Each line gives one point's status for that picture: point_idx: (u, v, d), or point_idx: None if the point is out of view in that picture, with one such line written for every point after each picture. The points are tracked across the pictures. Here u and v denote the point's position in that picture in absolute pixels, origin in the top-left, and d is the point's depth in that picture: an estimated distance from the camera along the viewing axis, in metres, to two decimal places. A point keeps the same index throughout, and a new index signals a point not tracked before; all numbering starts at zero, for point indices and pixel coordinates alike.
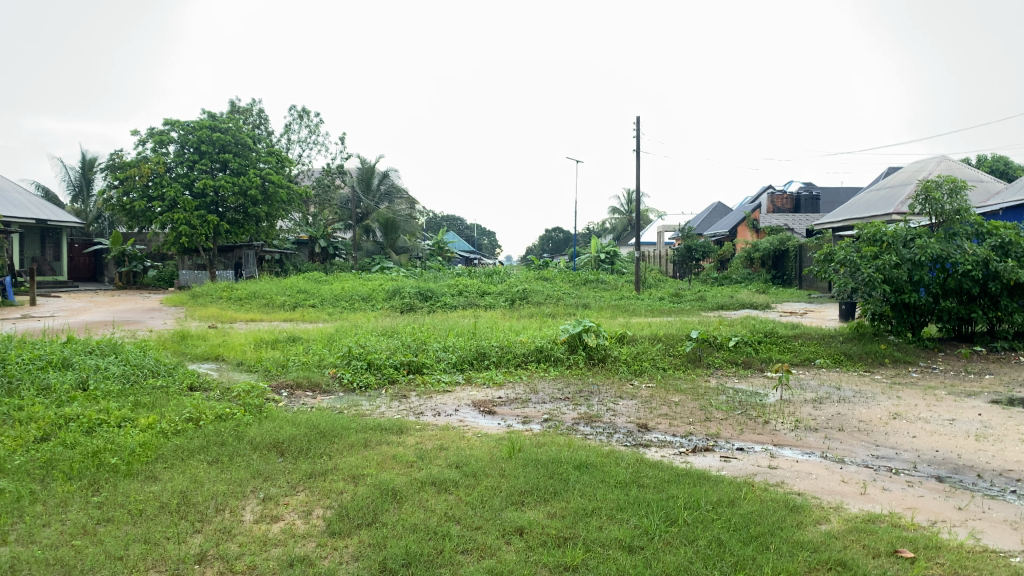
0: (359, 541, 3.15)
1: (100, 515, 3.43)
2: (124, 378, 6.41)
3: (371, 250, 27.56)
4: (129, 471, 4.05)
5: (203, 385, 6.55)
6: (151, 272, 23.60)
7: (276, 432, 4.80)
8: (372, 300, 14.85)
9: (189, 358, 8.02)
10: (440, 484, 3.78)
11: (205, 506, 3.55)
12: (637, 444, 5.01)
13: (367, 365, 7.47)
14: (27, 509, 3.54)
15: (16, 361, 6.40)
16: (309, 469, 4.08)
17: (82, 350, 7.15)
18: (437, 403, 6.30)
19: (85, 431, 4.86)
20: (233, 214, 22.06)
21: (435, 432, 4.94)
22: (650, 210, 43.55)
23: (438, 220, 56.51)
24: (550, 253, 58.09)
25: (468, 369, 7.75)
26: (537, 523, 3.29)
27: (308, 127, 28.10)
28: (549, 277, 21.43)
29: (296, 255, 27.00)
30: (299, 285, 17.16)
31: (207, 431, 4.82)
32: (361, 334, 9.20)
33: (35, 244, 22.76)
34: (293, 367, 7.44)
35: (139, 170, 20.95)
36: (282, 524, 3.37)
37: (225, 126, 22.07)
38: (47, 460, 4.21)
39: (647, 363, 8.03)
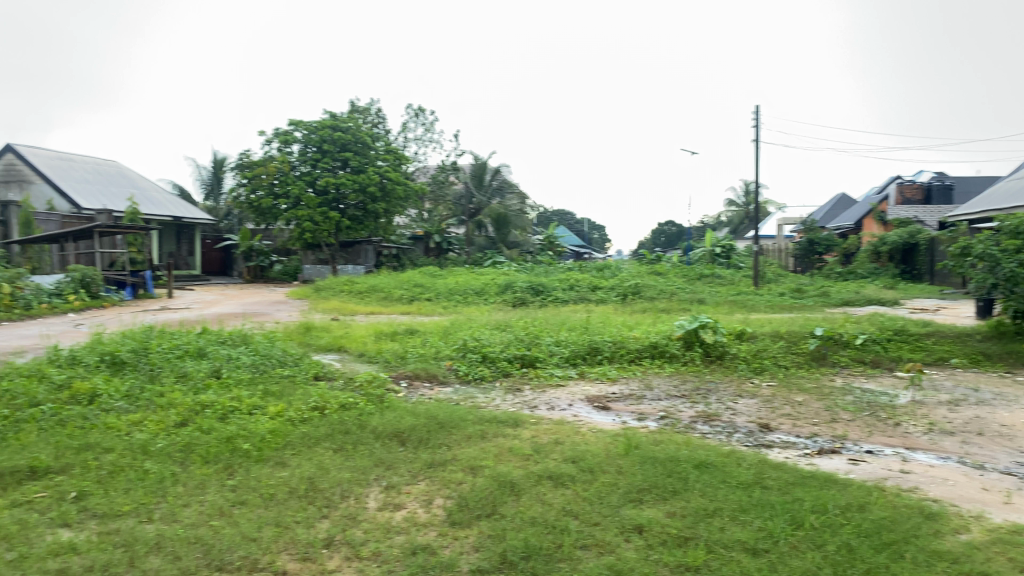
0: (478, 532, 3.19)
1: (235, 498, 3.60)
2: (253, 367, 6.74)
3: (484, 244, 27.96)
4: (259, 456, 4.25)
5: (328, 375, 6.79)
6: (276, 267, 24.74)
7: (397, 422, 4.92)
8: (485, 294, 15.01)
9: (313, 349, 8.35)
10: (557, 479, 3.78)
11: (332, 492, 3.68)
12: (758, 444, 4.87)
13: (482, 358, 7.58)
14: (169, 489, 3.77)
15: (158, 350, 6.83)
16: (429, 459, 4.16)
17: (215, 340, 7.55)
18: (551, 397, 6.32)
19: (219, 417, 5.12)
20: (353, 211, 22.76)
21: (550, 427, 4.93)
22: (769, 203, 42.21)
23: (550, 214, 56.57)
24: (662, 247, 57.28)
25: (581, 364, 7.72)
26: (657, 522, 3.24)
27: (423, 125, 28.61)
28: (663, 271, 21.13)
29: (413, 250, 27.61)
30: (416, 280, 17.50)
31: (331, 420, 5.01)
32: (476, 327, 9.32)
33: (172, 240, 24.22)
34: (411, 359, 7.60)
35: (266, 170, 22.00)
36: (404, 512, 3.46)
37: (346, 126, 22.78)
38: (186, 445, 4.46)
39: (768, 361, 7.78)
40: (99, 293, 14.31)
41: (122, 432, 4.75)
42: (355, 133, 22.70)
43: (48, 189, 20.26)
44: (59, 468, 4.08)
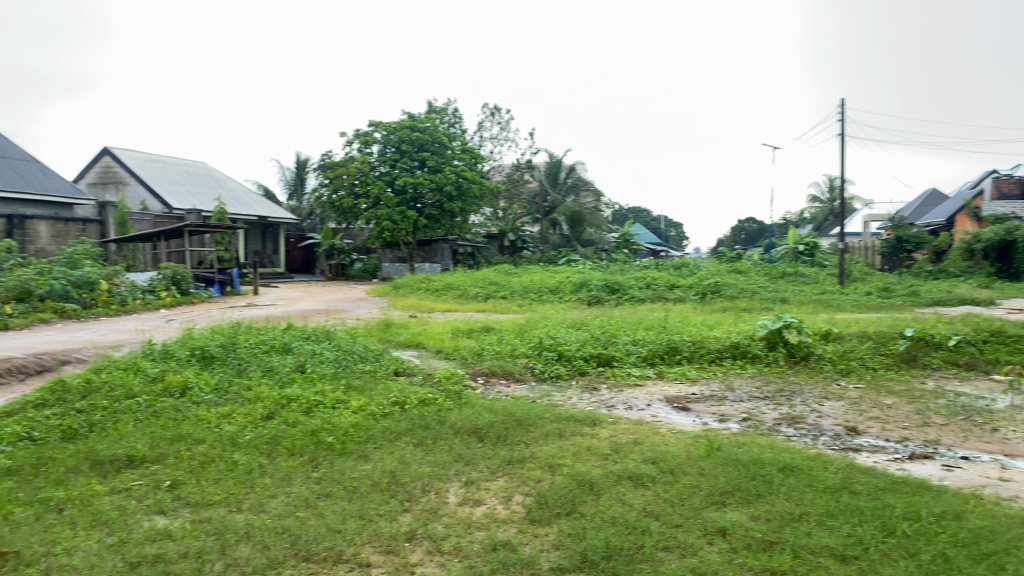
0: (558, 530, 3.18)
1: (321, 490, 3.69)
2: (336, 362, 6.88)
3: (558, 242, 27.91)
4: (343, 450, 4.34)
5: (407, 370, 6.89)
6: (356, 265, 25.32)
7: (475, 418, 4.96)
8: (560, 292, 14.99)
9: (393, 345, 8.49)
10: (637, 479, 3.73)
11: (413, 486, 3.73)
12: (845, 447, 4.73)
13: (558, 356, 7.58)
14: (257, 480, 3.88)
15: (245, 346, 7.04)
16: (507, 456, 4.18)
17: (299, 336, 7.75)
18: (629, 397, 6.27)
19: (304, 410, 5.26)
20: (431, 210, 23.02)
21: (628, 426, 4.89)
22: (854, 199, 40.92)
23: (626, 211, 55.97)
24: (742, 244, 56.08)
25: (659, 363, 7.63)
26: (741, 525, 3.17)
27: (499, 124, 28.71)
28: (743, 269, 20.69)
29: (487, 248, 27.89)
30: (492, 278, 17.54)
31: (412, 415, 5.07)
32: (552, 325, 9.30)
33: (257, 238, 24.96)
34: (488, 356, 7.63)
35: (347, 170, 22.59)
36: (483, 508, 3.47)
37: (424, 126, 23.02)
38: (273, 437, 4.59)
39: (855, 362, 7.55)
40: (190, 290, 14.86)
41: (212, 424, 4.92)
42: (432, 133, 22.92)
43: (142, 190, 21.14)
44: (154, 458, 4.25)
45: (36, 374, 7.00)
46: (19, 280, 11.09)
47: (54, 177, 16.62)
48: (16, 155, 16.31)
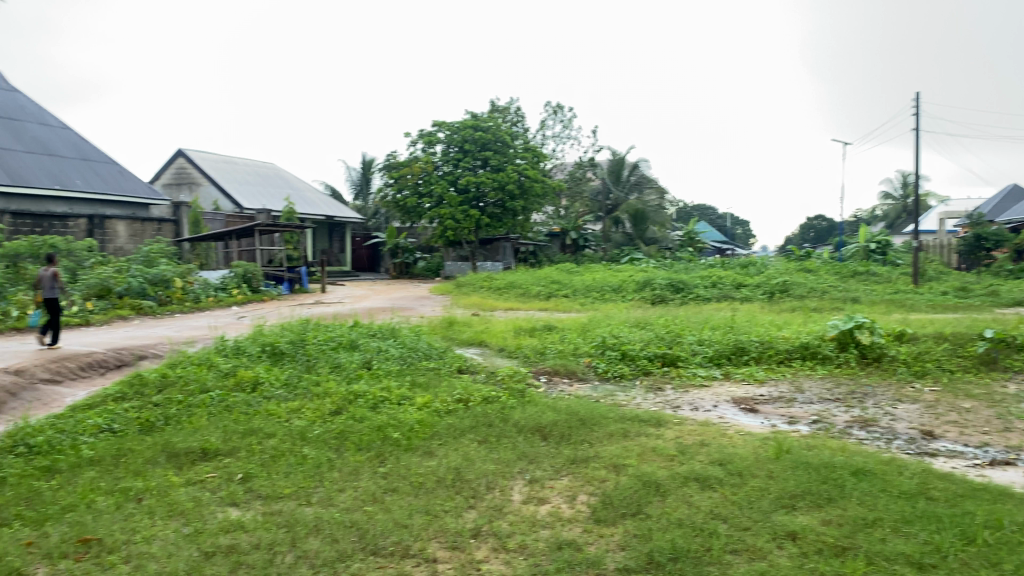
0: (624, 531, 3.16)
1: (387, 485, 3.74)
2: (401, 359, 6.97)
3: (621, 241, 27.69)
4: (408, 445, 4.39)
5: (471, 368, 6.93)
6: (420, 263, 25.60)
7: (539, 416, 4.97)
8: (623, 291, 14.87)
9: (456, 343, 8.55)
10: (704, 481, 3.68)
11: (478, 483, 3.75)
12: (921, 452, 4.58)
13: (622, 355, 7.53)
14: (326, 474, 3.95)
15: (314, 342, 7.19)
16: (572, 455, 4.17)
17: (366, 333, 7.87)
18: (694, 398, 6.19)
19: (370, 406, 5.35)
20: (493, 209, 23.07)
21: (695, 427, 4.83)
22: (930, 195, 39.56)
23: (690, 209, 55.26)
24: (811, 243, 54.78)
25: (726, 364, 7.51)
26: (812, 529, 3.10)
27: (562, 122, 28.64)
28: (812, 268, 20.20)
29: (549, 247, 27.89)
30: (554, 276, 17.50)
31: (476, 412, 5.10)
32: (615, 324, 9.24)
33: (324, 238, 25.44)
34: (550, 355, 7.62)
35: (411, 170, 22.86)
36: (548, 506, 3.47)
37: (486, 125, 23.11)
38: (341, 432, 4.68)
39: (931, 364, 7.30)
40: (260, 288, 15.23)
41: (282, 418, 5.03)
42: (495, 133, 22.96)
43: (215, 191, 21.76)
44: (227, 451, 4.37)
45: (115, 368, 7.28)
46: (100, 278, 11.52)
47: (132, 178, 17.22)
48: (96, 156, 16.95)
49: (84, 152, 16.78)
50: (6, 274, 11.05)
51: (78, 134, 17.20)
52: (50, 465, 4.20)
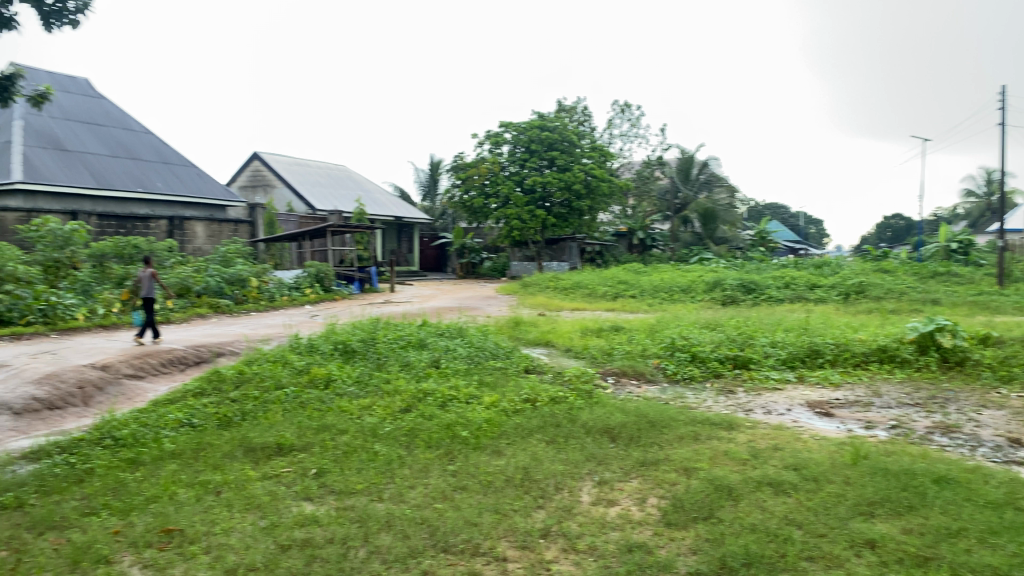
0: (695, 535, 3.12)
1: (457, 483, 3.77)
2: (469, 358, 7.02)
3: (690, 241, 27.28)
4: (477, 443, 4.42)
5: (538, 368, 6.93)
6: (486, 263, 25.76)
7: (608, 418, 4.94)
8: (693, 291, 14.69)
9: (523, 343, 8.55)
10: (777, 486, 3.61)
11: (546, 483, 3.76)
12: (1007, 460, 4.39)
13: (692, 357, 7.43)
14: (397, 471, 4.01)
15: (384, 341, 7.30)
16: (641, 457, 4.13)
17: (434, 332, 7.94)
18: (767, 401, 6.06)
19: (439, 404, 5.41)
20: (559, 208, 23.00)
21: (768, 432, 4.73)
22: (1016, 193, 37.94)
23: (762, 208, 54.17)
24: (888, 243, 53.14)
25: (799, 367, 7.33)
26: (891, 538, 3.01)
27: (629, 120, 28.42)
28: (889, 268, 19.59)
29: (616, 247, 27.76)
30: (621, 277, 17.40)
31: (543, 413, 5.10)
32: (685, 325, 9.13)
33: (393, 238, 25.81)
34: (618, 355, 7.58)
35: (477, 170, 23.06)
36: (618, 508, 3.45)
37: (553, 125, 23.08)
38: (411, 429, 4.74)
39: (1018, 369, 7.00)
40: (331, 287, 15.54)
41: (354, 415, 5.13)
42: (562, 133, 22.92)
43: (288, 192, 22.29)
44: (301, 446, 4.47)
45: (194, 364, 7.53)
46: (179, 277, 11.93)
47: (209, 180, 17.76)
48: (176, 160, 17.54)
49: (164, 156, 17.38)
50: (92, 273, 11.52)
51: (159, 138, 17.83)
52: (134, 457, 4.37)
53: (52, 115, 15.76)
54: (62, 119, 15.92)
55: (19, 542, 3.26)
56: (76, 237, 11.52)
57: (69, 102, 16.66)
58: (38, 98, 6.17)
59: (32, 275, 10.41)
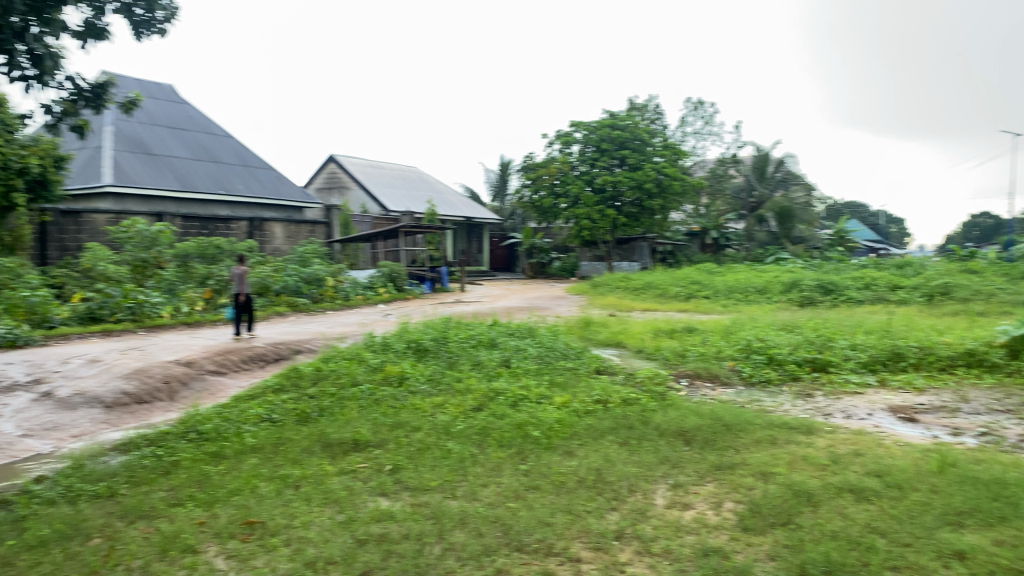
0: (773, 541, 3.06)
1: (529, 483, 3.78)
2: (540, 358, 7.03)
3: (765, 240, 26.57)
4: (549, 444, 4.42)
5: (609, 368, 6.89)
6: (556, 263, 25.77)
7: (682, 421, 4.87)
8: (768, 292, 14.40)
9: (594, 344, 8.52)
10: (859, 493, 3.51)
11: (619, 485, 3.73)
12: None
13: (768, 360, 7.27)
14: (469, 469, 4.04)
15: (455, 340, 7.37)
16: (716, 461, 4.07)
17: (505, 332, 7.98)
18: (847, 406, 5.89)
19: (511, 403, 5.43)
20: (630, 208, 22.79)
21: (848, 437, 4.60)
22: None
23: (840, 207, 52.72)
24: (974, 243, 51.09)
25: (881, 370, 7.11)
26: (982, 549, 2.89)
27: (702, 118, 28.01)
28: (977, 268, 18.83)
29: (688, 246, 27.43)
30: (693, 277, 17.20)
31: (616, 414, 5.08)
32: (761, 327, 8.95)
33: (463, 238, 26.04)
34: (692, 357, 7.48)
35: (547, 171, 23.21)
36: (693, 512, 3.41)
37: (625, 123, 22.93)
38: (484, 428, 4.77)
39: None
40: (403, 287, 15.76)
41: (427, 413, 5.20)
42: (633, 131, 22.72)
43: (362, 194, 22.71)
44: (377, 443, 4.56)
45: (273, 361, 7.74)
46: (259, 277, 12.29)
47: (287, 182, 18.24)
48: (256, 163, 18.06)
49: (244, 159, 17.92)
50: (177, 272, 11.92)
51: (240, 142, 18.39)
52: (218, 451, 4.52)
53: (139, 121, 16.42)
54: (149, 125, 16.58)
55: (111, 530, 3.41)
56: (162, 237, 11.96)
57: (155, 109, 17.33)
58: (128, 105, 6.43)
59: (121, 273, 10.95)
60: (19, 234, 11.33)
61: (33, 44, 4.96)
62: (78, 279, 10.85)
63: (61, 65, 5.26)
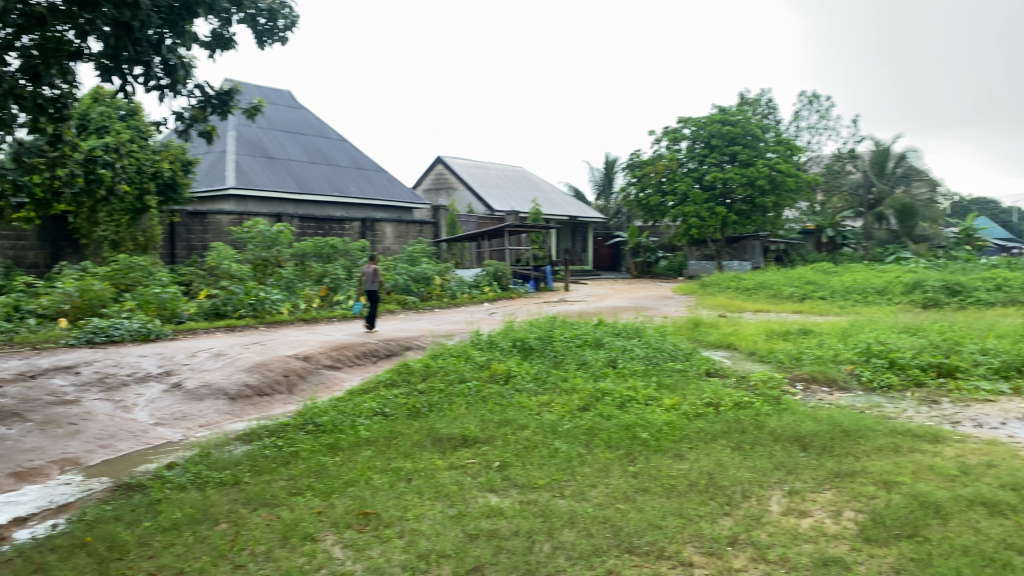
0: (899, 553, 2.92)
1: (638, 485, 3.74)
2: (647, 359, 6.95)
3: (885, 238, 25.34)
4: (658, 446, 4.36)
5: (720, 371, 6.74)
6: (662, 262, 25.44)
7: (797, 426, 4.71)
8: (888, 293, 13.76)
9: (703, 345, 8.36)
10: (992, 506, 3.31)
11: (733, 490, 3.64)
12: None
13: (889, 364, 6.95)
14: (577, 469, 4.04)
15: (562, 339, 7.37)
16: (835, 468, 3.92)
17: (611, 332, 7.94)
18: (977, 414, 5.56)
19: (618, 404, 5.39)
20: (741, 206, 22.21)
21: (980, 447, 4.34)
22: None
23: (967, 203, 49.82)
24: None
25: (1015, 377, 6.67)
26: None
27: (817, 112, 27.04)
28: None
29: (802, 245, 26.53)
30: (807, 277, 16.65)
31: (727, 417, 4.97)
32: (882, 329, 8.57)
33: (568, 237, 26.06)
34: (807, 360, 7.24)
35: (654, 168, 23.00)
36: (811, 520, 3.30)
37: (735, 119, 22.38)
38: (591, 428, 4.76)
39: None
40: (508, 286, 15.87)
41: (534, 411, 5.22)
42: (744, 126, 22.14)
43: (468, 194, 23.05)
44: (485, 439, 4.61)
45: (385, 357, 7.96)
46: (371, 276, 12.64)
47: (398, 184, 18.70)
48: (368, 164, 18.61)
49: (357, 161, 18.49)
50: (295, 271, 12.41)
51: (353, 145, 18.98)
52: (333, 442, 4.68)
53: (260, 126, 17.20)
54: (269, 130, 17.34)
55: (237, 516, 3.58)
56: (281, 237, 12.45)
57: (275, 114, 18.10)
58: (252, 111, 6.75)
59: (243, 271, 11.40)
60: (152, 234, 12.06)
61: (167, 54, 5.28)
62: (203, 276, 11.44)
63: (191, 75, 5.59)
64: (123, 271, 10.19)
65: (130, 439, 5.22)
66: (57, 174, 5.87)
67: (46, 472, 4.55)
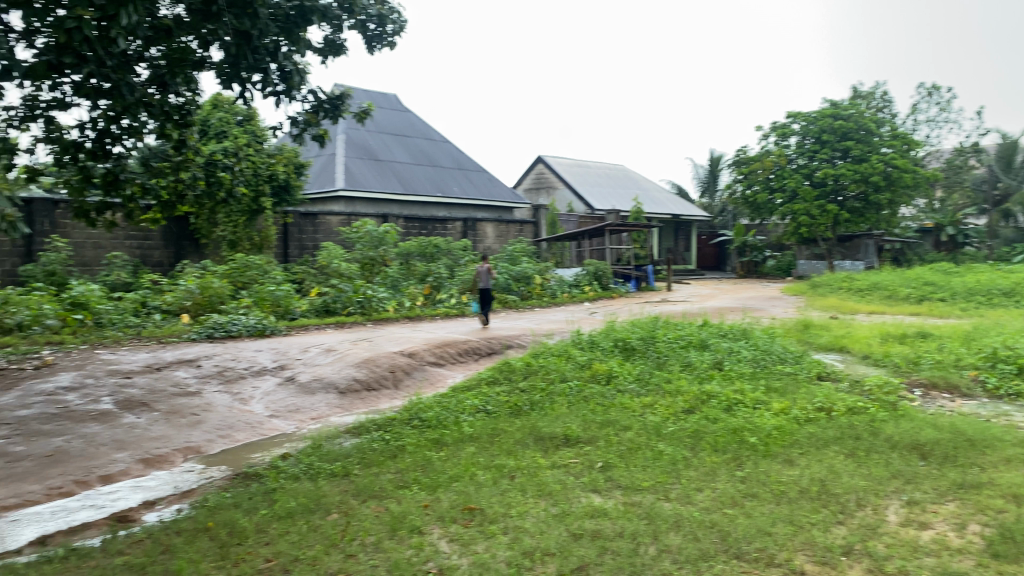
0: None
1: (746, 490, 3.66)
2: (755, 361, 6.78)
3: (1013, 237, 24.02)
4: (767, 451, 4.26)
5: (831, 375, 6.49)
6: (770, 262, 24.75)
7: (916, 433, 4.50)
8: (1016, 295, 12.95)
9: (814, 348, 8.09)
10: None
11: (847, 498, 3.51)
12: None
13: (1019, 370, 6.53)
14: (682, 472, 3.98)
15: (665, 341, 7.28)
16: (959, 479, 3.72)
17: (716, 333, 7.79)
18: None
19: (725, 407, 5.28)
20: (853, 203, 21.35)
21: None
22: None
23: None
24: None
25: None
26: None
27: (937, 104, 25.70)
28: None
29: (920, 244, 25.22)
30: (926, 277, 15.87)
31: (841, 423, 4.79)
32: (1009, 333, 8.07)
33: (671, 237, 25.72)
34: (926, 365, 6.89)
35: (762, 164, 22.41)
36: (932, 532, 3.14)
37: (848, 113, 21.47)
38: (696, 431, 4.67)
39: None
40: (609, 286, 15.77)
41: (637, 412, 5.18)
42: (857, 120, 21.24)
43: (569, 194, 23.04)
44: (587, 439, 4.60)
45: (487, 355, 8.06)
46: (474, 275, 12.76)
47: (499, 184, 18.88)
48: (470, 165, 18.88)
49: (460, 162, 18.78)
50: (400, 270, 12.70)
51: (456, 147, 19.28)
52: (438, 438, 4.78)
53: (368, 130, 17.72)
54: (376, 133, 17.84)
55: (347, 506, 3.70)
56: (388, 237, 12.78)
57: (382, 118, 18.59)
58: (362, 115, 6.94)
59: (352, 271, 11.74)
60: (267, 234, 12.60)
61: (284, 61, 5.49)
62: (315, 275, 11.87)
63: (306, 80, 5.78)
64: (240, 269, 10.70)
65: (247, 430, 5.47)
66: (180, 177, 6.18)
67: (172, 459, 4.83)
